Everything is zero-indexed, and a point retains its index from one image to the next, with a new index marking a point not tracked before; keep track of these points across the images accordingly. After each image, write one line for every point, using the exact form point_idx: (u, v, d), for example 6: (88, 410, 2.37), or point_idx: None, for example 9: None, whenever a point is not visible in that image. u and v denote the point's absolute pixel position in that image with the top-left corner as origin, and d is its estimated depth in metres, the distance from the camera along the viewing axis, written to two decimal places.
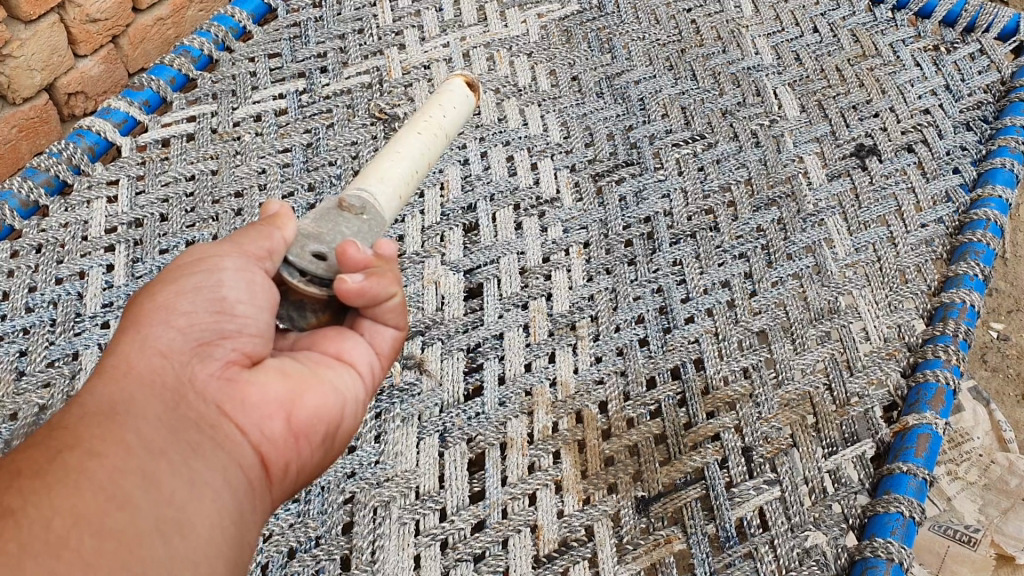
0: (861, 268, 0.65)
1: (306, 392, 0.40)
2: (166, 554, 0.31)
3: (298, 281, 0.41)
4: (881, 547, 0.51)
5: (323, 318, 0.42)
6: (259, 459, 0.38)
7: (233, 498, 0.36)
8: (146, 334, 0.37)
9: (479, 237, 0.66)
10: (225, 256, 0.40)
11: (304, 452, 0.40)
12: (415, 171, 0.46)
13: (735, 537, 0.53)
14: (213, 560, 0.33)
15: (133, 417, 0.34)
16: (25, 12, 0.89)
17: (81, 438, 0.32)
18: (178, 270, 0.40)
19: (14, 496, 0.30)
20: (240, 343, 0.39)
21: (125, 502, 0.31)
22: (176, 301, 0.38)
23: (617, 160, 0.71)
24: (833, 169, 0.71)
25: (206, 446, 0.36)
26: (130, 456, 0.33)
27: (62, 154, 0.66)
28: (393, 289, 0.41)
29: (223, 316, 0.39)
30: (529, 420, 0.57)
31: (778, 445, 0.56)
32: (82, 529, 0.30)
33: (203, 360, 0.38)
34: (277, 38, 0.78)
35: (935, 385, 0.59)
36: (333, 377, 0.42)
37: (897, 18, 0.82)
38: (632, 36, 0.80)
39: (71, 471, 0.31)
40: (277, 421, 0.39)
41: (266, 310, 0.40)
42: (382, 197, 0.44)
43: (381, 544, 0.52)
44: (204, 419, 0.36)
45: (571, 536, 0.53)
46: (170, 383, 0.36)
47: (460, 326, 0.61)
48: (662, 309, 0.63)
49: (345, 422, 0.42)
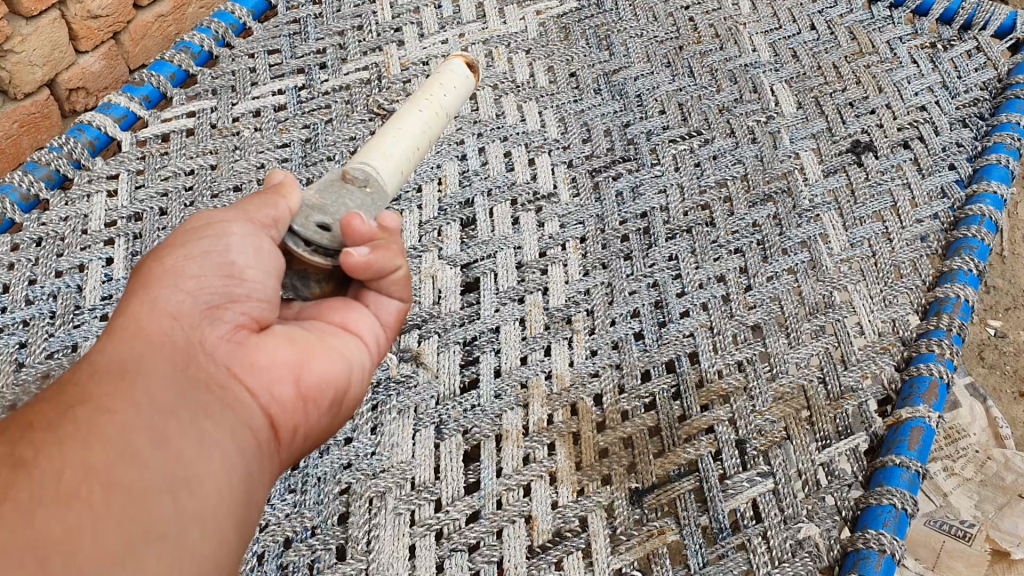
0: (856, 263, 0.65)
1: (314, 358, 0.41)
2: (174, 510, 0.31)
3: (303, 250, 0.41)
4: (873, 538, 0.52)
5: (326, 289, 0.43)
6: (269, 422, 0.39)
7: (241, 458, 0.36)
8: (155, 297, 0.38)
9: (476, 233, 0.66)
10: (232, 222, 0.41)
11: (311, 416, 0.41)
12: (416, 148, 0.46)
13: (728, 528, 0.53)
14: (221, 518, 0.33)
15: (142, 376, 0.34)
16: (27, 8, 0.89)
17: (92, 394, 0.33)
18: (186, 234, 0.41)
19: (26, 449, 0.31)
20: (248, 307, 0.40)
21: (135, 456, 0.31)
22: (185, 265, 0.39)
23: (613, 156, 0.72)
24: (828, 166, 0.71)
25: (215, 406, 0.36)
26: (139, 413, 0.33)
27: (62, 148, 0.67)
28: (398, 262, 0.42)
29: (232, 281, 0.39)
30: (524, 413, 0.58)
31: (772, 438, 0.57)
32: (91, 481, 0.30)
33: (212, 323, 0.38)
34: (276, 34, 0.79)
35: (928, 378, 0.59)
36: (339, 345, 0.43)
37: (895, 16, 0.83)
38: (630, 33, 0.80)
39: (82, 425, 0.31)
40: (286, 385, 0.40)
41: (273, 277, 0.41)
42: (383, 173, 0.43)
43: (377, 534, 0.52)
44: (215, 379, 0.37)
45: (565, 526, 0.53)
46: (179, 344, 0.37)
47: (457, 320, 0.62)
48: (657, 303, 0.63)
49: (352, 388, 0.43)
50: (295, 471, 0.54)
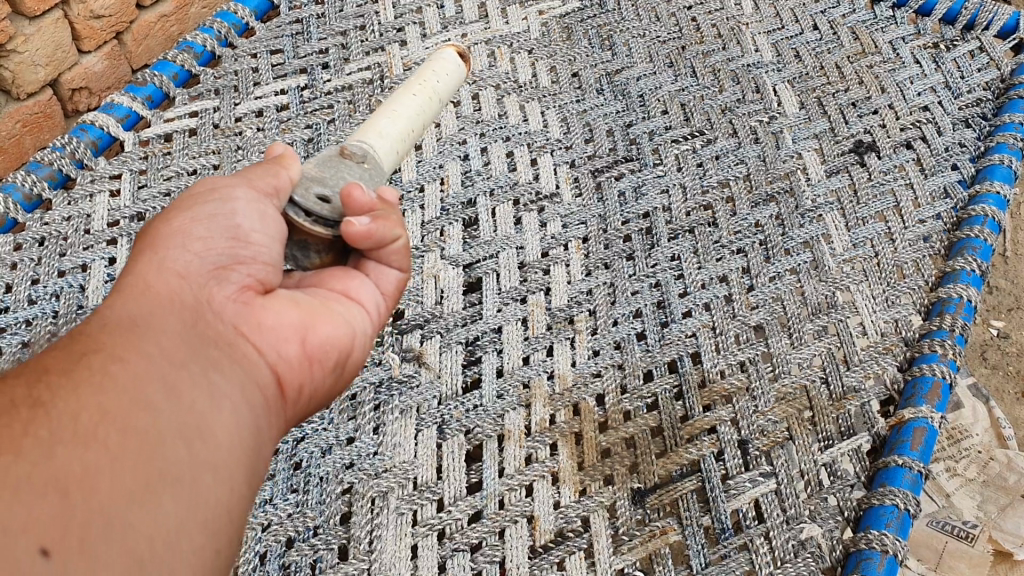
0: (859, 264, 0.65)
1: (319, 320, 0.42)
2: (188, 456, 0.32)
3: (304, 220, 0.42)
4: (876, 539, 0.52)
5: (326, 260, 0.44)
6: (277, 378, 0.39)
7: (249, 411, 0.37)
8: (163, 257, 0.39)
9: (478, 233, 0.66)
10: (236, 187, 0.42)
11: (317, 376, 0.42)
12: (411, 129, 0.48)
13: (730, 529, 0.53)
14: (233, 466, 0.34)
15: (151, 332, 0.35)
16: (30, 8, 0.90)
17: (104, 344, 0.33)
18: (192, 199, 0.42)
19: (42, 390, 0.31)
20: (253, 269, 0.41)
21: (147, 405, 0.32)
22: (191, 227, 0.40)
23: (615, 156, 0.72)
24: (831, 166, 0.71)
25: (225, 361, 0.37)
26: (150, 364, 0.33)
27: (65, 148, 0.67)
28: (399, 232, 0.43)
29: (237, 243, 0.40)
30: (526, 413, 0.58)
31: (774, 438, 0.57)
32: (108, 425, 0.30)
33: (219, 282, 0.39)
34: (279, 34, 0.79)
35: (931, 379, 0.59)
36: (342, 311, 0.43)
37: (897, 16, 0.83)
38: (632, 33, 0.80)
39: (96, 372, 0.32)
40: (291, 344, 0.40)
41: (276, 242, 0.42)
42: (380, 150, 0.45)
43: (379, 534, 0.52)
44: (222, 336, 0.38)
45: (567, 527, 0.53)
46: (188, 303, 0.38)
47: (459, 320, 0.62)
48: (659, 303, 0.63)
49: (354, 351, 0.44)
50: (298, 471, 0.54)
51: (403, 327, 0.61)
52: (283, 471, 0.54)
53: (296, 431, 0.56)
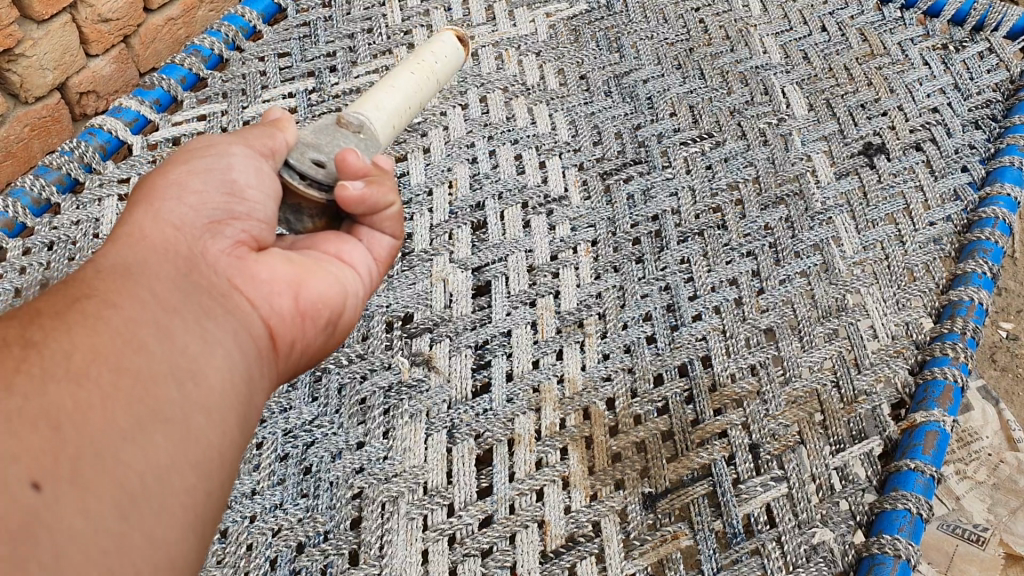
0: (869, 266, 0.65)
1: (311, 279, 0.43)
2: (180, 398, 0.32)
3: (300, 183, 0.44)
4: (888, 543, 0.52)
5: (319, 224, 0.45)
6: (269, 331, 0.40)
7: (241, 359, 0.37)
8: (158, 208, 0.40)
9: (487, 236, 0.66)
10: (232, 144, 0.43)
11: (309, 332, 0.43)
12: (408, 105, 0.48)
13: (742, 533, 0.53)
14: (225, 410, 0.34)
15: (145, 278, 0.35)
16: (36, 11, 0.90)
17: (97, 289, 0.34)
18: (189, 154, 0.43)
19: (36, 331, 0.31)
20: (247, 226, 0.42)
21: (140, 348, 0.32)
22: (188, 180, 0.41)
23: (624, 159, 0.71)
24: (841, 168, 0.71)
25: (218, 311, 0.37)
26: (143, 309, 0.34)
27: (74, 151, 0.67)
28: (391, 198, 0.45)
29: (233, 198, 0.42)
30: (536, 417, 0.57)
31: (785, 442, 0.56)
32: (100, 364, 0.31)
33: (213, 236, 0.40)
34: (286, 37, 0.79)
35: (943, 382, 0.59)
36: (334, 271, 0.44)
37: (906, 18, 0.82)
38: (641, 35, 0.80)
39: (89, 314, 0.32)
40: (285, 299, 0.41)
41: (271, 200, 0.43)
42: (377, 124, 0.46)
43: (389, 539, 0.52)
44: (215, 288, 0.38)
45: (578, 531, 0.53)
46: (182, 253, 0.38)
47: (468, 323, 0.61)
48: (669, 306, 0.63)
49: (346, 311, 0.45)
50: (308, 475, 0.54)
51: (412, 330, 0.61)
52: (293, 475, 0.54)
53: (307, 435, 0.55)
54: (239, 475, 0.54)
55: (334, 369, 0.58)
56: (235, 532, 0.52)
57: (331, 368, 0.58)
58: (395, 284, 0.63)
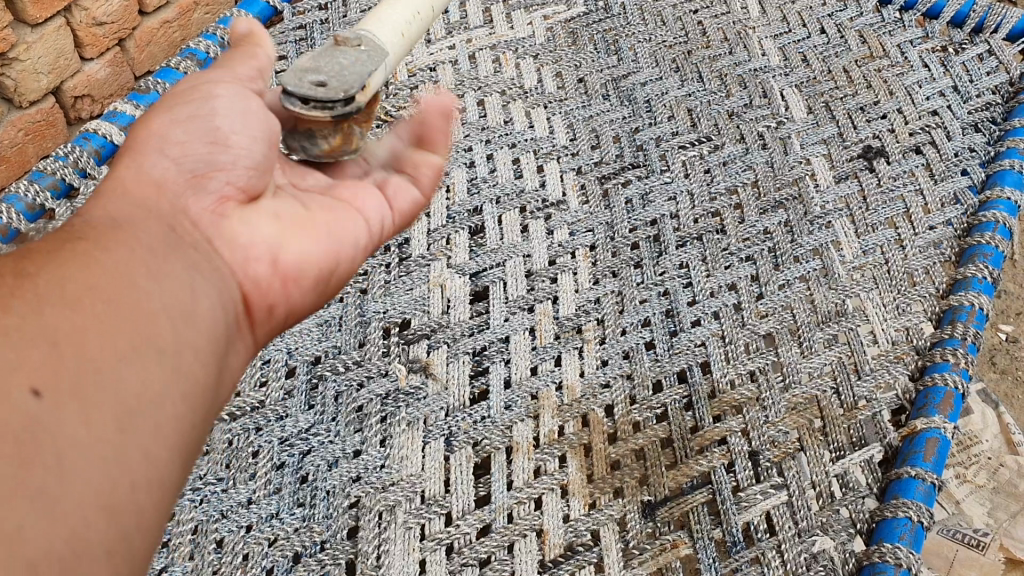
0: (869, 271, 0.65)
1: (298, 235, 0.42)
2: (173, 332, 0.32)
3: (301, 107, 0.40)
4: (889, 552, 0.51)
5: (336, 146, 0.43)
6: (245, 295, 0.39)
7: (224, 313, 0.36)
8: (142, 162, 0.40)
9: (485, 241, 0.66)
10: (219, 86, 0.42)
11: (295, 293, 0.42)
12: (417, 13, 0.44)
13: (742, 541, 0.53)
14: (212, 353, 0.34)
15: (131, 230, 0.35)
16: (33, 15, 0.89)
17: (88, 234, 0.34)
18: (179, 97, 0.42)
19: (30, 263, 0.31)
20: (233, 177, 0.41)
21: (130, 284, 0.32)
22: (171, 130, 0.41)
23: (623, 162, 0.71)
24: (840, 172, 0.70)
25: (202, 263, 0.37)
26: (131, 252, 0.34)
27: (68, 157, 0.67)
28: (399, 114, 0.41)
29: (217, 147, 0.41)
30: (535, 424, 0.57)
31: (786, 449, 0.56)
32: (96, 296, 0.30)
33: (196, 192, 0.40)
34: (283, 40, 0.78)
35: (943, 389, 0.58)
36: (326, 225, 0.44)
37: (905, 19, 0.82)
38: (639, 38, 0.80)
39: (79, 253, 0.32)
40: (265, 259, 0.41)
41: (261, 143, 0.42)
42: (383, 38, 0.42)
43: (386, 549, 0.51)
44: (197, 242, 0.38)
45: (577, 540, 0.53)
46: (163, 211, 0.38)
47: (466, 330, 0.61)
48: (668, 312, 0.62)
49: (339, 269, 0.44)
50: (304, 484, 0.54)
51: (410, 337, 0.60)
52: (289, 484, 0.53)
53: (302, 444, 0.55)
54: (236, 484, 0.53)
55: (331, 377, 0.58)
56: (231, 542, 0.51)
57: (327, 375, 0.58)
58: (392, 290, 0.62)
